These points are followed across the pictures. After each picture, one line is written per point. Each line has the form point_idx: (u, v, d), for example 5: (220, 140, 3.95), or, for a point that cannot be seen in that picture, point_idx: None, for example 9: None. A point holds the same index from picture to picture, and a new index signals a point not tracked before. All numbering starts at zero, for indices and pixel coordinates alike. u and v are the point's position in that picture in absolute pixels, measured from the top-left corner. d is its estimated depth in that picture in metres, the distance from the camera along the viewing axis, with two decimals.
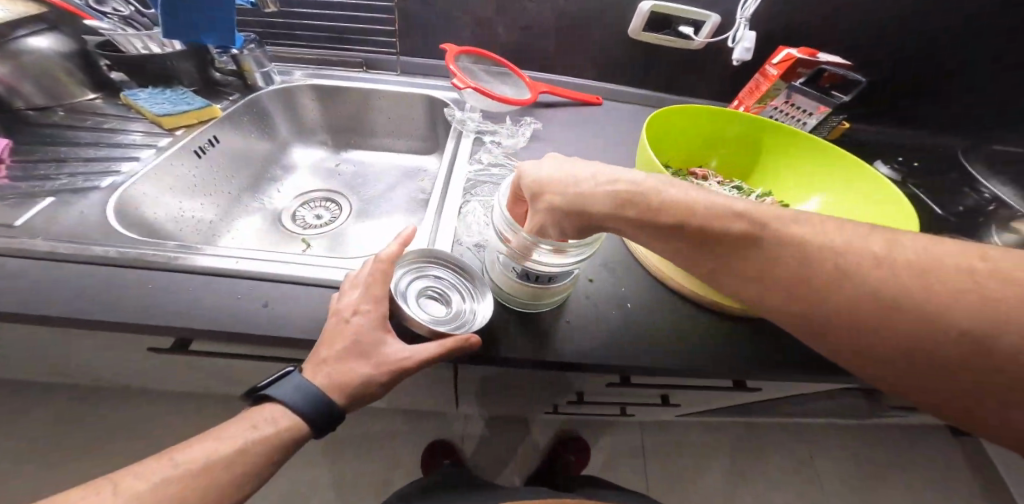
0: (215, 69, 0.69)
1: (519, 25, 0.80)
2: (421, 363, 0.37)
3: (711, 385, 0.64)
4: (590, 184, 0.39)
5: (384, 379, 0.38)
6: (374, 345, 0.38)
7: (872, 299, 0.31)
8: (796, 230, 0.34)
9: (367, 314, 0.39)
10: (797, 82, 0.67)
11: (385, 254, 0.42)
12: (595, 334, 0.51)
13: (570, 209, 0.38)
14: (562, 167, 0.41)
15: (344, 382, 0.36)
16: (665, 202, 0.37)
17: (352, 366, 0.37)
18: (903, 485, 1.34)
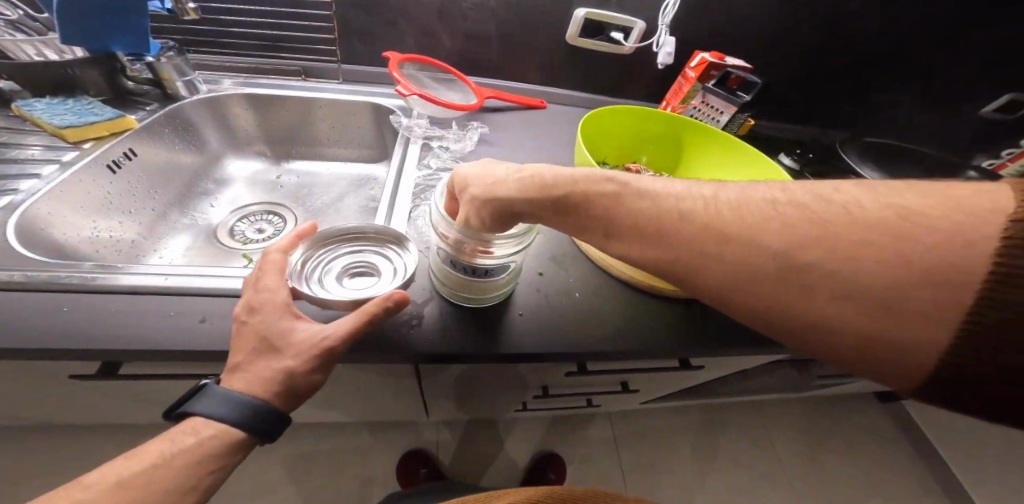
0: (127, 77, 0.65)
1: (460, 33, 0.82)
2: (341, 339, 0.36)
3: (661, 368, 0.68)
4: (504, 176, 0.42)
5: (311, 365, 0.35)
6: (289, 335, 0.36)
7: (710, 237, 0.33)
8: (654, 188, 0.38)
9: (266, 310, 0.37)
10: (709, 84, 0.73)
11: (276, 246, 0.42)
12: (545, 325, 0.52)
13: (488, 200, 0.41)
14: (487, 167, 0.45)
15: (269, 379, 0.34)
16: (558, 178, 0.41)
17: (272, 361, 0.35)
18: (846, 450, 1.46)
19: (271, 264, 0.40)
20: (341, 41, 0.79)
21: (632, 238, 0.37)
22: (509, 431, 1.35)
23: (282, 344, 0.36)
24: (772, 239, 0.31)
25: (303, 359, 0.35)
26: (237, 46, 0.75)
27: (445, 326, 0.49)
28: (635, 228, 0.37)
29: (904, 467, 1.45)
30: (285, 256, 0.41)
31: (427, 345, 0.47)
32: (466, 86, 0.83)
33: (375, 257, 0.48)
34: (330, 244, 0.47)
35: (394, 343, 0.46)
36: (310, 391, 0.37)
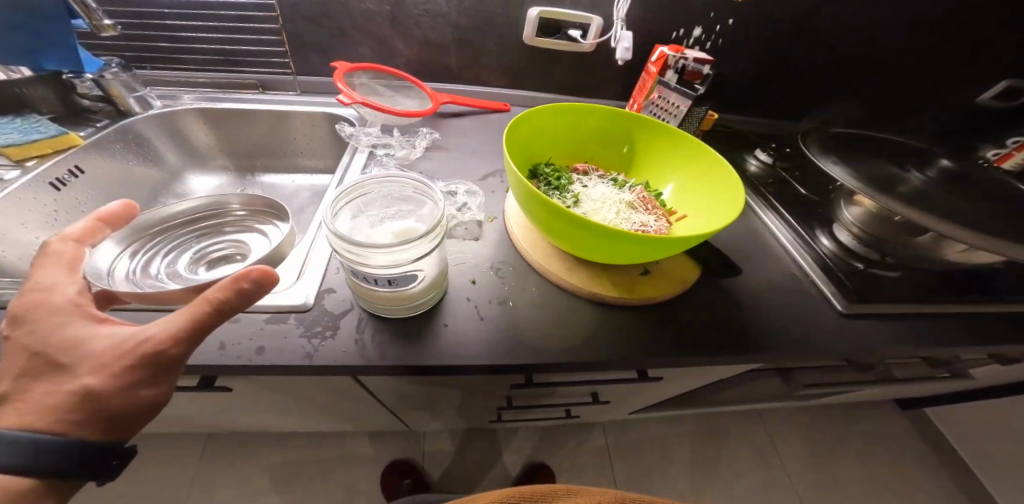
0: (80, 95, 0.66)
1: (415, 39, 0.81)
2: (163, 340, 0.31)
3: (620, 378, 0.64)
4: None
5: (131, 376, 0.31)
6: (86, 345, 0.32)
7: None
8: None
9: (55, 318, 0.33)
10: (666, 78, 0.71)
11: (68, 232, 0.38)
12: (472, 336, 0.50)
13: None
14: None
15: (66, 401, 0.30)
16: None
17: (61, 381, 0.30)
18: (861, 462, 1.35)
19: (55, 257, 0.36)
20: (295, 53, 0.80)
21: None
22: (495, 442, 1.32)
23: (74, 358, 0.31)
24: None
25: (106, 371, 0.31)
26: (194, 63, 0.76)
27: (362, 338, 0.47)
28: None
29: (928, 481, 1.33)
30: (80, 247, 0.38)
31: (338, 358, 0.45)
32: (422, 92, 0.82)
33: (217, 234, 0.61)
34: (162, 233, 0.55)
35: (302, 356, 0.44)
36: (146, 408, 0.32)
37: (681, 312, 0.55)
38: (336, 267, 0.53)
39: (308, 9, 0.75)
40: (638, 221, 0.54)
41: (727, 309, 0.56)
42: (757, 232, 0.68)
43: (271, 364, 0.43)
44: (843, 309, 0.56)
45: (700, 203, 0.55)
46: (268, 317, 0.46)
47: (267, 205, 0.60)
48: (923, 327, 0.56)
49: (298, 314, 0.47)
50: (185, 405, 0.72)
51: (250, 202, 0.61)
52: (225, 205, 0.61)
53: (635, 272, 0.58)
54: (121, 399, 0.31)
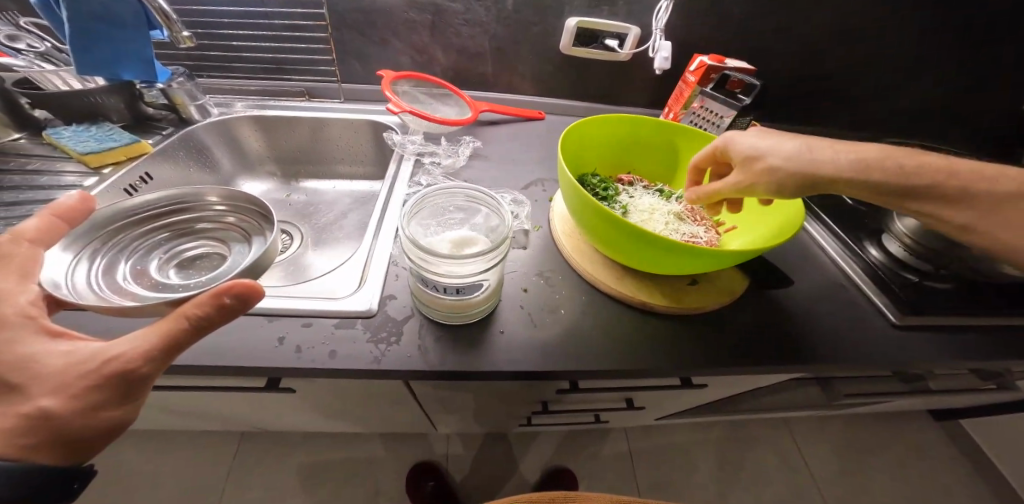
0: (146, 104, 0.70)
1: (454, 49, 0.83)
2: (129, 360, 0.32)
3: (663, 385, 0.65)
4: (772, 146, 0.45)
5: (94, 396, 0.32)
6: (43, 362, 0.32)
7: (957, 180, 0.40)
8: (925, 159, 0.42)
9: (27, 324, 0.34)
10: (709, 87, 0.72)
11: (22, 230, 0.38)
12: (527, 342, 0.51)
13: (781, 166, 0.44)
14: (766, 139, 0.46)
15: (16, 422, 0.30)
16: (835, 158, 0.42)
17: (14, 402, 0.31)
18: (892, 473, 1.33)
19: (8, 260, 0.36)
20: (340, 62, 0.82)
21: (916, 184, 0.41)
22: (519, 446, 1.33)
23: (25, 378, 0.31)
24: (1006, 187, 0.40)
25: (68, 394, 0.31)
26: (248, 70, 0.80)
27: (424, 344, 0.49)
28: (913, 177, 0.41)
29: (961, 494, 1.30)
30: (34, 248, 0.38)
31: (403, 363, 0.46)
32: (461, 100, 0.84)
33: (186, 234, 0.59)
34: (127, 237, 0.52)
35: (370, 360, 0.46)
36: (107, 430, 0.33)
37: (729, 322, 0.56)
38: (394, 274, 0.55)
39: (354, 18, 0.77)
40: (687, 232, 0.55)
41: (776, 319, 0.56)
42: (803, 242, 0.68)
43: (343, 368, 0.45)
44: (896, 319, 0.56)
45: (754, 215, 0.55)
46: (337, 322, 0.48)
47: (242, 196, 0.58)
48: (975, 339, 0.56)
49: (364, 319, 0.49)
50: (232, 405, 0.75)
51: (229, 195, 0.59)
52: (205, 197, 0.58)
53: (684, 282, 0.59)
54: (82, 420, 0.32)
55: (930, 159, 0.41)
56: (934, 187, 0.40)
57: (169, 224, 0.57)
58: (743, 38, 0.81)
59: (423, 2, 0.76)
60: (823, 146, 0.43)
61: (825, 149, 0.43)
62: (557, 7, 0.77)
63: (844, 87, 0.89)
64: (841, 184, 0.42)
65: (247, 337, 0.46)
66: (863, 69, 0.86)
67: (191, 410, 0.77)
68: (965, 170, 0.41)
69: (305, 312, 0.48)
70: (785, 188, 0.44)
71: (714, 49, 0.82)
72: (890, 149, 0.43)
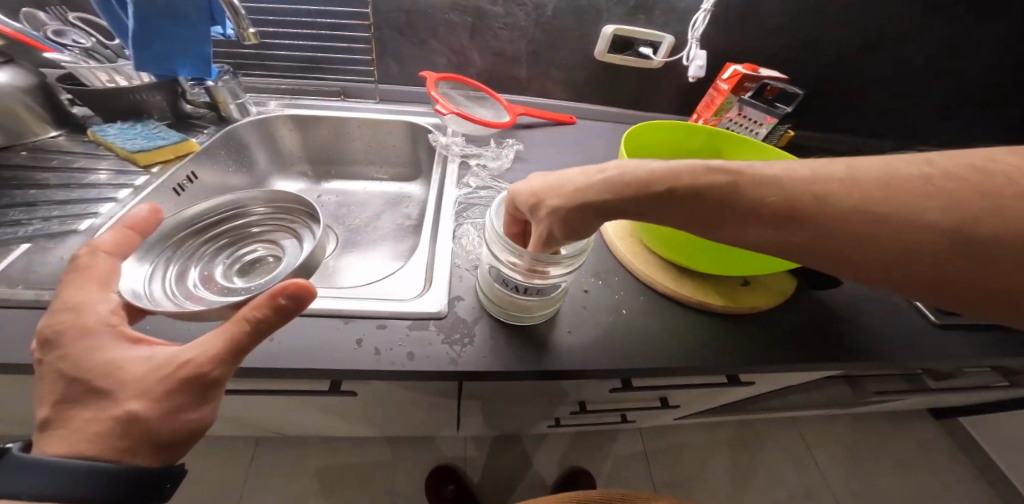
0: (187, 101, 0.69)
1: (492, 52, 0.81)
2: (197, 368, 0.30)
3: (708, 383, 0.66)
4: (541, 186, 0.44)
5: (173, 400, 0.30)
6: (124, 367, 0.30)
7: (847, 209, 0.33)
8: (770, 179, 0.36)
9: (111, 328, 0.32)
10: (745, 95, 0.74)
11: (99, 241, 0.36)
12: (596, 343, 0.52)
13: (569, 205, 0.41)
14: (547, 177, 0.45)
15: (101, 428, 0.28)
16: (631, 189, 0.40)
17: (104, 406, 0.29)
18: (893, 468, 1.39)
19: (86, 272, 0.34)
20: (377, 61, 0.79)
21: (774, 221, 0.36)
22: (537, 448, 1.33)
23: (113, 383, 0.29)
24: (922, 211, 0.32)
25: (153, 397, 0.29)
26: (282, 69, 0.78)
27: (498, 344, 0.49)
28: (760, 212, 0.36)
29: (956, 484, 1.37)
30: (112, 259, 0.36)
31: (479, 364, 0.47)
32: (498, 103, 0.83)
33: (238, 244, 0.59)
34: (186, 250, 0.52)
35: (447, 361, 0.46)
36: (191, 432, 0.31)
37: (781, 321, 0.58)
38: (458, 276, 0.55)
39: (393, 18, 0.74)
40: None
41: (824, 318, 0.59)
42: None
43: (421, 369, 0.45)
44: (936, 320, 0.59)
45: None
46: (410, 323, 0.49)
47: (291, 198, 0.59)
48: (1008, 338, 0.59)
49: (435, 321, 0.49)
50: (266, 410, 0.73)
51: (274, 197, 0.60)
52: (253, 202, 0.60)
53: (736, 283, 0.61)
54: (168, 423, 0.30)
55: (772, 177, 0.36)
56: (776, 217, 0.36)
57: (227, 229, 0.58)
58: (773, 48, 0.84)
59: (464, 5, 0.73)
60: (573, 181, 0.42)
61: (574, 179, 0.43)
62: (598, 12, 0.77)
63: (862, 97, 0.93)
64: (658, 210, 0.40)
65: (325, 338, 0.46)
66: (883, 80, 0.90)
67: (224, 414, 0.75)
68: (748, 184, 0.37)
69: (378, 314, 0.48)
70: (568, 226, 0.42)
71: (745, 58, 0.84)
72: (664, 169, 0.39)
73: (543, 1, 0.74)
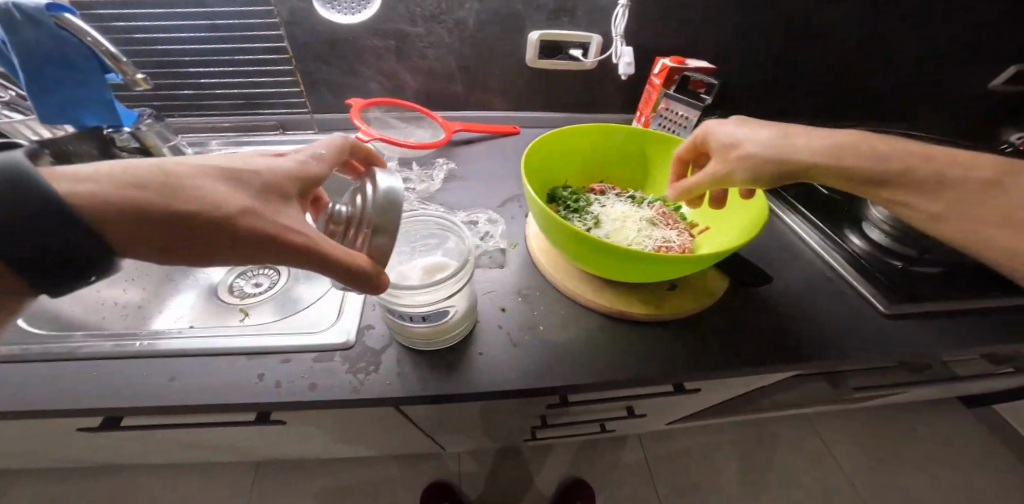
0: (118, 149, 0.62)
1: (422, 71, 0.81)
2: (318, 244, 0.32)
3: (654, 392, 0.64)
4: (743, 133, 0.45)
5: (258, 238, 0.30)
6: (274, 198, 0.32)
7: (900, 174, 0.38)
8: (803, 145, 0.42)
9: (312, 165, 0.37)
10: (672, 89, 0.72)
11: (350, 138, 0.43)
12: (507, 362, 0.51)
13: (764, 154, 0.43)
14: (745, 127, 0.46)
15: (161, 196, 0.27)
16: (800, 146, 0.42)
17: (204, 191, 0.29)
18: (923, 465, 1.27)
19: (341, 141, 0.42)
20: (310, 92, 0.80)
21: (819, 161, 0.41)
22: (534, 461, 1.30)
23: (256, 191, 0.31)
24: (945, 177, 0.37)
25: (251, 224, 0.30)
26: (220, 107, 0.78)
27: (403, 369, 0.49)
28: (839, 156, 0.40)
29: (995, 475, 1.26)
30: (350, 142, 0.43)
31: (383, 391, 0.47)
32: (434, 121, 0.82)
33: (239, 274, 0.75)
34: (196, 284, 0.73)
35: (348, 390, 0.46)
36: (202, 251, 0.30)
37: (713, 325, 0.55)
38: (370, 305, 0.55)
39: (317, 50, 0.74)
40: (660, 237, 0.55)
41: (760, 318, 0.56)
42: (785, 235, 0.67)
43: (322, 400, 0.45)
44: (886, 309, 0.55)
45: (727, 216, 0.55)
46: (315, 356, 0.49)
47: None
48: (975, 324, 0.54)
49: (342, 352, 0.50)
50: (228, 441, 0.75)
51: None
52: None
53: (663, 287, 0.58)
54: (217, 237, 0.29)
55: (808, 143, 0.41)
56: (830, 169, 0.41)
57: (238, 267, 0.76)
58: (712, 33, 0.80)
59: (384, 29, 0.74)
60: (788, 135, 0.43)
61: (800, 135, 0.42)
62: (521, 21, 0.76)
63: (822, 72, 0.88)
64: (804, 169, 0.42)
65: (226, 375, 0.47)
66: (842, 51, 0.85)
67: (193, 446, 0.78)
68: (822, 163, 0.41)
69: (283, 349, 0.49)
70: (753, 175, 0.44)
71: (684, 46, 0.81)
72: (786, 140, 0.43)
73: (463, 15, 0.74)
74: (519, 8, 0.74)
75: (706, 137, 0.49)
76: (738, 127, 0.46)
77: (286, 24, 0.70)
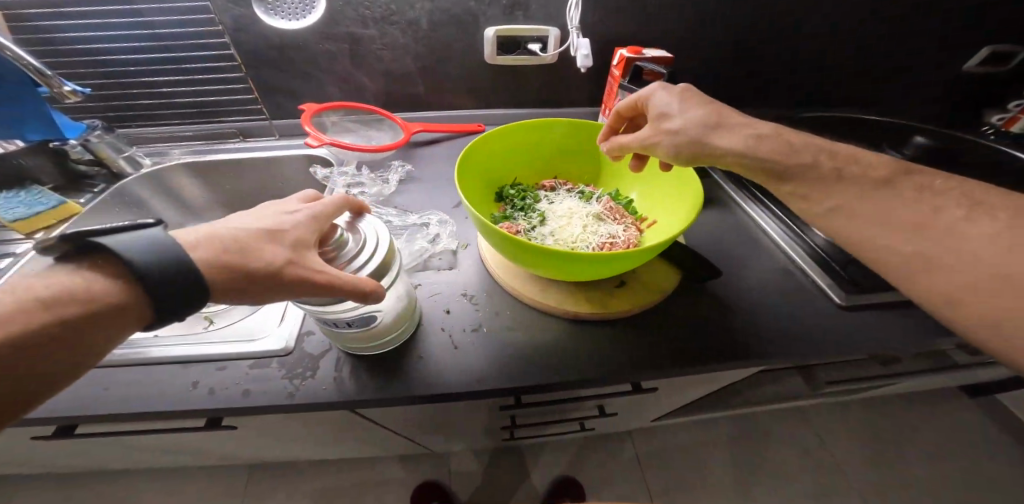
0: (76, 162, 0.68)
1: (380, 73, 0.81)
2: (341, 278, 0.37)
3: (613, 391, 0.62)
4: (679, 105, 0.46)
5: (296, 281, 0.36)
6: (304, 247, 0.38)
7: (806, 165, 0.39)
8: (719, 138, 0.43)
9: (325, 212, 0.42)
10: (629, 81, 0.69)
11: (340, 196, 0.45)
12: (447, 365, 0.50)
13: (688, 130, 0.44)
14: (687, 96, 0.47)
15: (227, 257, 0.34)
16: (719, 132, 0.43)
17: (260, 249, 0.36)
18: (923, 458, 1.23)
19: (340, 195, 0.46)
20: (266, 99, 0.81)
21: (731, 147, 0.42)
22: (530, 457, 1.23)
23: (291, 241, 0.38)
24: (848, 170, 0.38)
25: (292, 271, 0.36)
26: (175, 116, 0.78)
27: (340, 375, 0.49)
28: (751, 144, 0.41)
29: (1004, 470, 1.20)
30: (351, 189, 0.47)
31: (318, 395, 0.47)
32: (394, 123, 0.82)
33: None
34: None
35: (283, 396, 0.47)
36: (262, 296, 0.36)
37: (662, 321, 0.54)
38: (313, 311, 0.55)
39: (269, 55, 0.74)
40: (606, 233, 0.54)
41: (711, 313, 0.54)
42: (747, 228, 0.66)
43: (255, 405, 0.46)
44: (841, 301, 0.54)
45: (670, 212, 0.53)
46: (252, 363, 0.49)
47: None
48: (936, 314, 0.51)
49: (280, 358, 0.50)
50: (193, 447, 0.75)
51: None
52: None
53: (612, 284, 0.57)
54: (270, 283, 0.35)
55: (729, 135, 0.43)
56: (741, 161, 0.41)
57: None
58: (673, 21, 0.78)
59: (336, 33, 0.73)
60: (717, 117, 0.44)
61: (725, 120, 0.44)
62: (475, 17, 0.75)
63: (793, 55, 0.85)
64: (717, 157, 0.43)
65: (164, 383, 0.48)
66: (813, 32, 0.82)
67: (160, 453, 0.79)
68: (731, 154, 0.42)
69: (219, 356, 0.49)
70: (672, 150, 0.46)
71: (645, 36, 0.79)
72: (716, 119, 0.44)
73: (415, 15, 0.73)
74: (471, 5, 0.73)
75: (647, 100, 0.50)
76: (677, 98, 0.47)
77: (231, 31, 0.70)
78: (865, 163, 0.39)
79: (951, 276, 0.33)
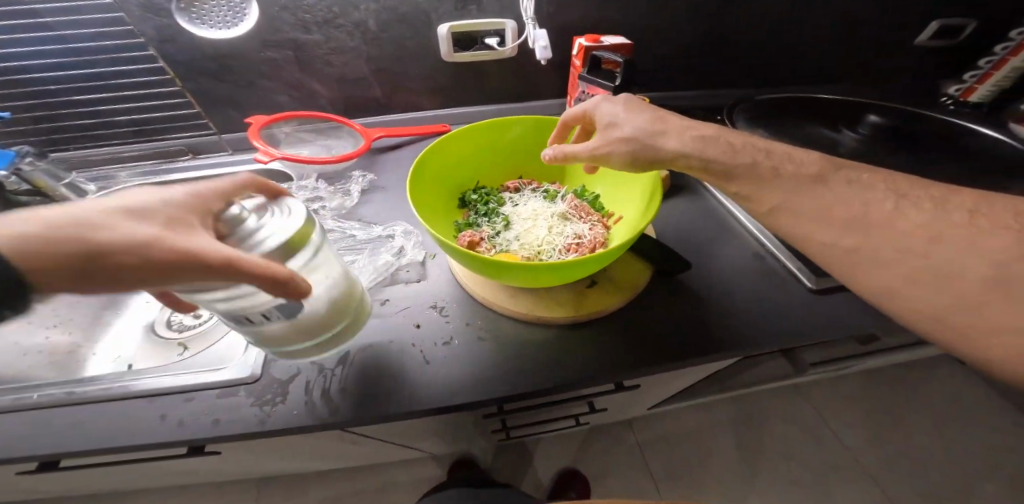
0: (13, 193, 0.63)
1: (334, 80, 0.78)
2: (216, 252, 0.31)
3: (594, 391, 0.61)
4: (625, 114, 0.47)
5: (161, 258, 0.30)
6: (180, 226, 0.33)
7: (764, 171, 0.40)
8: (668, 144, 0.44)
9: (215, 195, 0.37)
10: (589, 71, 0.68)
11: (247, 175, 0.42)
12: (416, 382, 0.48)
13: (640, 137, 0.45)
14: (630, 108, 0.48)
15: (73, 235, 0.30)
16: (667, 139, 0.45)
17: (120, 228, 0.31)
18: (916, 423, 1.24)
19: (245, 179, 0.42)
20: (212, 112, 0.78)
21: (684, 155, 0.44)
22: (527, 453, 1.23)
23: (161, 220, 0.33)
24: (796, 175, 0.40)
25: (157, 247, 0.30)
26: (116, 136, 0.75)
27: (310, 398, 0.47)
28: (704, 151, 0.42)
29: (992, 429, 1.23)
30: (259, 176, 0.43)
31: (289, 421, 0.45)
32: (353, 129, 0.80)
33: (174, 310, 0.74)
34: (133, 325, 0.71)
35: (253, 424, 0.45)
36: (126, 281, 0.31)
37: (636, 317, 0.53)
38: None
39: (205, 65, 0.71)
40: (572, 233, 0.52)
41: (685, 306, 0.53)
42: (719, 216, 0.65)
43: (223, 435, 0.44)
44: (813, 285, 0.53)
45: (634, 207, 0.53)
46: (218, 392, 0.48)
47: None
48: None
49: (247, 385, 0.48)
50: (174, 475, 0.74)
51: None
52: None
53: (582, 285, 0.56)
54: (130, 264, 0.30)
55: (680, 141, 0.44)
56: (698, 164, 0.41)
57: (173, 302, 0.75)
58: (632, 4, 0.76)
59: (280, 40, 0.71)
60: (663, 125, 0.46)
61: (670, 127, 0.45)
62: (426, 14, 0.72)
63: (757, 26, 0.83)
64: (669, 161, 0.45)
65: (126, 421, 0.46)
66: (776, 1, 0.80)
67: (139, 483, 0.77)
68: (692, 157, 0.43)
69: (184, 387, 0.48)
70: (628, 156, 0.46)
71: (605, 21, 0.77)
72: (662, 127, 0.46)
73: (362, 17, 0.70)
74: (420, 2, 0.70)
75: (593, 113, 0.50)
76: (622, 108, 0.48)
77: (155, 43, 0.67)
78: (799, 162, 0.42)
79: (884, 270, 0.35)
